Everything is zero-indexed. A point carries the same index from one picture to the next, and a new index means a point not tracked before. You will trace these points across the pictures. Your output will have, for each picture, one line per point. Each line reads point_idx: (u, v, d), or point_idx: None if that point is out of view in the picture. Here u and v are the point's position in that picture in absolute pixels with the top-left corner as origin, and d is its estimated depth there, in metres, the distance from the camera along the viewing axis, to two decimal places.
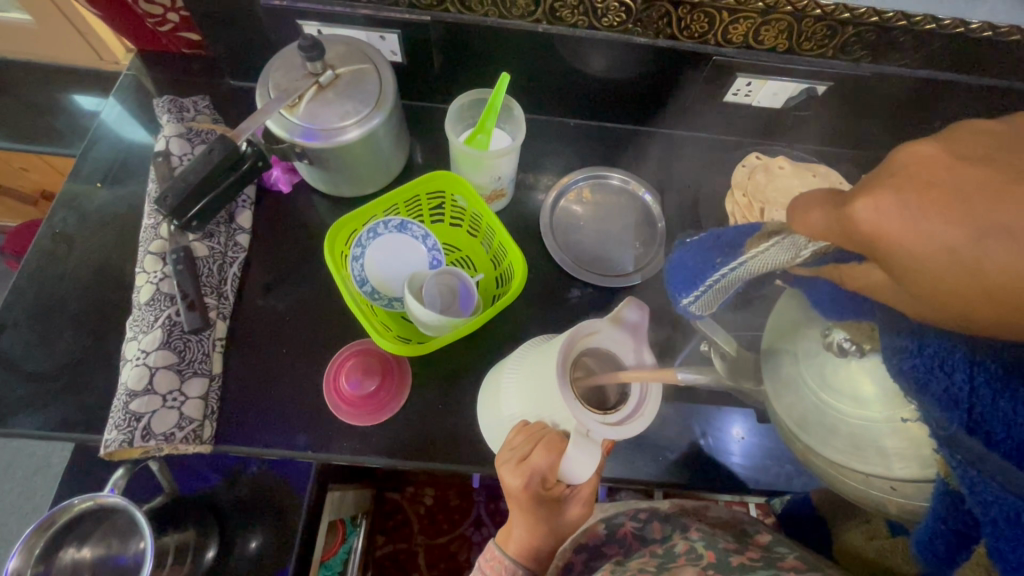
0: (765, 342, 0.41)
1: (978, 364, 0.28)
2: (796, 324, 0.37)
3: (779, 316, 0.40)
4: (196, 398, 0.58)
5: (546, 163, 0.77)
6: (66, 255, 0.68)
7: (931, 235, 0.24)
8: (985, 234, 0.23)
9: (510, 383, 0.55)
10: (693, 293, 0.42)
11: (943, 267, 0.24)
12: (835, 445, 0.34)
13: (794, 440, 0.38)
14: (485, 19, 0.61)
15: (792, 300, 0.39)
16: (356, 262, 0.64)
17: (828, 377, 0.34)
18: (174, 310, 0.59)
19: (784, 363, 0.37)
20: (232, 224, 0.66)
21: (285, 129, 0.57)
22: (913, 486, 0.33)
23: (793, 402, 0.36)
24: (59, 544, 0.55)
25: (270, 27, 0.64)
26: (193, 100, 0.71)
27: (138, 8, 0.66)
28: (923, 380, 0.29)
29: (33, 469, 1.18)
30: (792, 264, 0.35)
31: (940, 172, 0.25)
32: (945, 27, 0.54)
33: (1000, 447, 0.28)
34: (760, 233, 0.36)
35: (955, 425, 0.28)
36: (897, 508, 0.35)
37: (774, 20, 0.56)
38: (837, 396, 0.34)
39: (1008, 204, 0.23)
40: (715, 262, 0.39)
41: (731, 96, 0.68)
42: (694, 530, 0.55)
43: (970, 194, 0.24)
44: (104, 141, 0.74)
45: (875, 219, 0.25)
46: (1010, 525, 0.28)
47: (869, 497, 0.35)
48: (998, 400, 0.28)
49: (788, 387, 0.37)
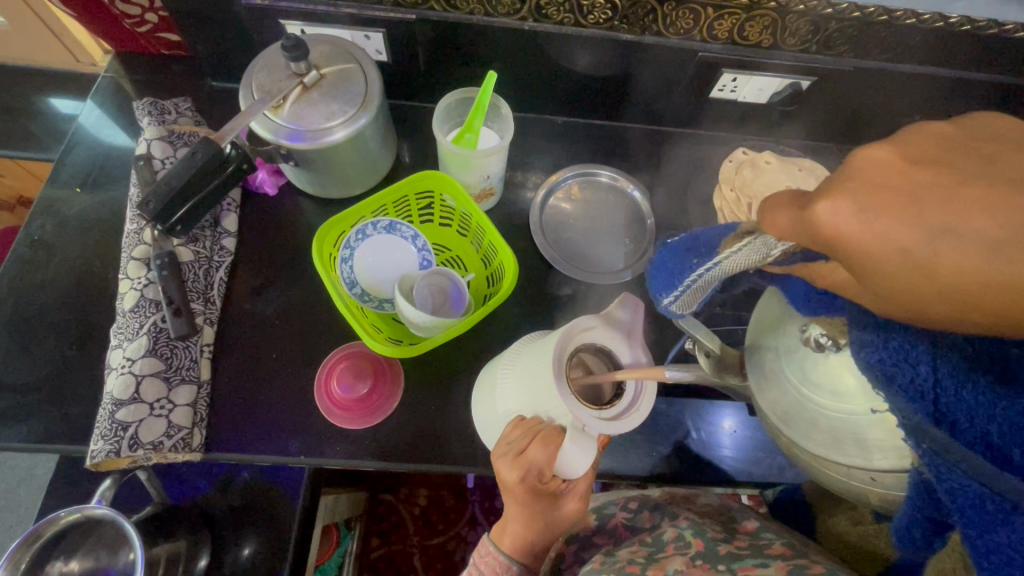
0: (749, 338, 0.41)
1: (941, 356, 0.27)
2: (778, 318, 0.38)
3: (762, 310, 0.40)
4: (185, 405, 0.57)
5: (534, 161, 0.76)
6: (46, 262, 0.66)
7: (887, 237, 0.24)
8: (935, 234, 0.23)
9: (503, 383, 0.55)
10: (672, 292, 0.41)
11: (897, 268, 0.24)
12: (817, 438, 0.35)
13: (777, 433, 0.39)
14: (471, 17, 0.60)
15: (772, 298, 0.39)
16: (345, 264, 0.64)
17: (808, 372, 0.34)
18: (159, 316, 0.58)
19: (767, 357, 0.38)
20: (217, 228, 0.65)
21: (270, 131, 0.56)
22: (892, 477, 0.33)
23: (776, 396, 0.37)
24: (46, 559, 0.54)
25: (252, 27, 0.63)
26: (174, 102, 0.70)
27: (115, 8, 0.64)
28: (890, 374, 0.28)
29: (18, 480, 1.15)
30: (766, 264, 0.34)
31: (892, 176, 0.25)
32: (924, 21, 0.55)
33: (964, 437, 0.27)
34: (735, 233, 0.35)
35: (920, 416, 0.28)
36: (878, 497, 0.35)
37: (759, 16, 0.57)
38: (816, 390, 0.34)
39: (957, 206, 0.24)
40: (691, 262, 0.39)
41: (718, 92, 0.69)
42: (683, 518, 0.55)
43: (922, 197, 0.24)
44: (83, 144, 0.72)
45: (834, 221, 0.25)
46: (977, 511, 0.27)
47: (852, 487, 0.36)
48: (963, 391, 0.27)
49: (771, 381, 0.37)
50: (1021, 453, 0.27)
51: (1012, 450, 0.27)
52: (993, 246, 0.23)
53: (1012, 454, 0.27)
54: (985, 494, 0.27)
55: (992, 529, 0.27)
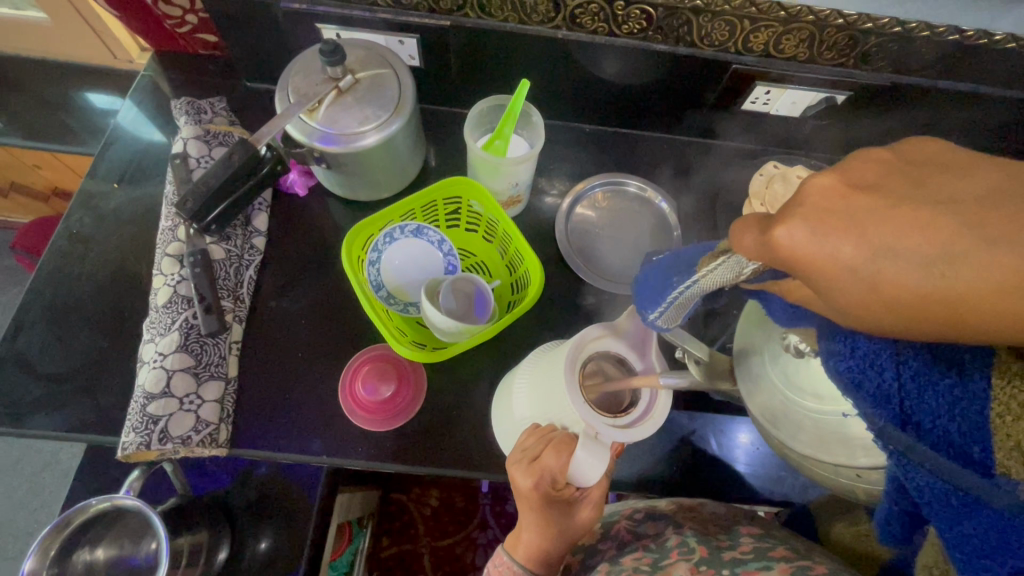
0: (736, 342, 0.42)
1: (903, 360, 0.26)
2: (762, 323, 0.39)
3: (744, 325, 0.42)
4: (213, 401, 0.58)
5: (562, 168, 0.77)
6: (84, 255, 0.68)
7: (834, 257, 0.23)
8: (874, 252, 0.23)
9: (518, 389, 0.55)
10: (656, 309, 0.39)
11: (848, 286, 0.24)
12: (803, 440, 0.35)
13: (769, 436, 0.40)
14: (505, 24, 0.61)
15: (753, 314, 0.41)
16: (372, 266, 0.65)
17: (792, 377, 0.35)
18: (191, 312, 0.60)
19: (754, 364, 0.39)
20: (248, 227, 0.66)
21: (305, 134, 0.57)
22: (876, 474, 0.33)
23: (765, 400, 0.37)
24: (74, 547, 0.55)
25: (290, 31, 0.64)
26: (209, 101, 0.72)
27: (157, 10, 0.66)
28: (857, 381, 0.28)
29: (41, 465, 1.19)
30: (741, 281, 0.32)
31: (837, 200, 0.25)
32: (968, 38, 0.54)
33: (929, 439, 0.26)
34: (710, 251, 0.33)
35: (885, 420, 0.27)
36: (866, 493, 0.36)
37: (797, 29, 0.56)
38: (802, 394, 0.35)
39: (894, 225, 0.23)
40: (671, 280, 0.36)
41: (750, 104, 0.68)
42: (689, 526, 0.54)
43: (867, 219, 0.24)
44: (121, 140, 0.74)
45: (790, 244, 0.24)
46: (944, 506, 0.27)
47: (841, 484, 0.37)
48: (927, 394, 0.26)
49: (760, 386, 0.38)
50: (981, 450, 0.25)
51: (973, 448, 0.26)
52: (928, 263, 0.22)
53: (973, 451, 0.26)
54: (949, 489, 0.26)
55: (960, 520, 0.27)
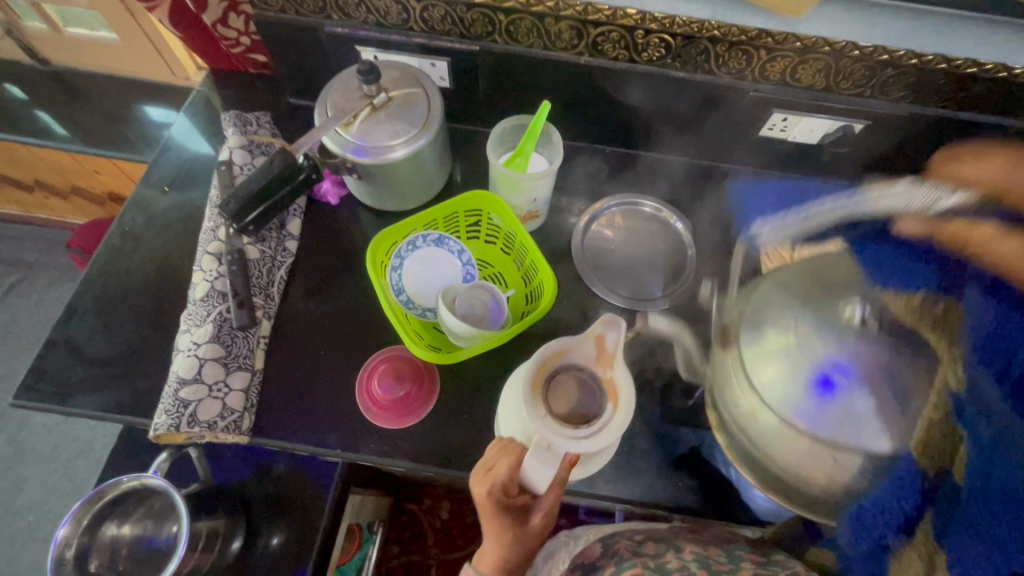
0: (753, 305, 0.47)
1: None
2: (808, 293, 0.44)
3: (770, 289, 0.47)
4: (239, 390, 0.62)
5: (581, 187, 0.79)
6: (131, 251, 0.74)
7: None
8: None
9: (503, 403, 0.57)
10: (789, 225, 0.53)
11: None
12: (809, 403, 0.41)
13: (752, 397, 0.45)
14: (531, 50, 0.64)
15: (799, 273, 0.46)
16: (395, 271, 0.68)
17: (834, 341, 0.41)
18: (224, 307, 0.64)
19: (776, 321, 0.44)
20: (283, 230, 0.71)
21: (339, 146, 0.61)
22: (851, 460, 0.41)
23: (788, 357, 0.43)
24: (102, 520, 0.59)
25: (332, 51, 0.69)
26: (255, 115, 0.77)
27: (215, 32, 0.72)
28: (990, 338, 0.33)
29: (76, 453, 1.25)
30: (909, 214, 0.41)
31: None
32: (987, 70, 0.55)
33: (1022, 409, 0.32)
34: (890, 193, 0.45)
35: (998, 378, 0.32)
36: (818, 479, 0.43)
37: (812, 60, 0.58)
38: (837, 359, 0.41)
39: None
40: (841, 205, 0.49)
41: (767, 130, 0.69)
42: (690, 550, 0.52)
43: None
44: (174, 149, 0.80)
45: None
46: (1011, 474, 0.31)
47: (803, 464, 0.43)
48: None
49: (786, 344, 0.43)
50: None
51: None
52: None
53: None
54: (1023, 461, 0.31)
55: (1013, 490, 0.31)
